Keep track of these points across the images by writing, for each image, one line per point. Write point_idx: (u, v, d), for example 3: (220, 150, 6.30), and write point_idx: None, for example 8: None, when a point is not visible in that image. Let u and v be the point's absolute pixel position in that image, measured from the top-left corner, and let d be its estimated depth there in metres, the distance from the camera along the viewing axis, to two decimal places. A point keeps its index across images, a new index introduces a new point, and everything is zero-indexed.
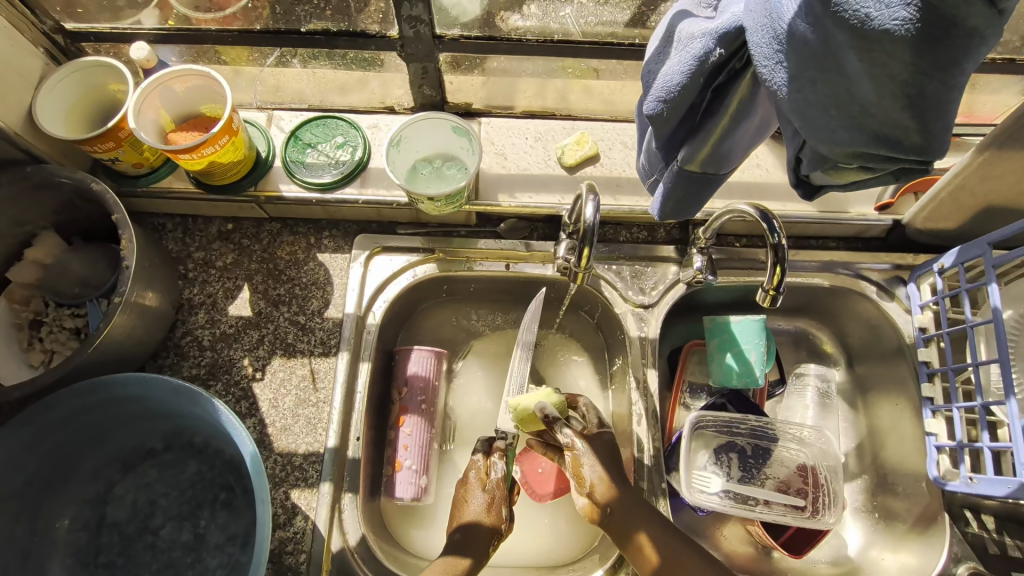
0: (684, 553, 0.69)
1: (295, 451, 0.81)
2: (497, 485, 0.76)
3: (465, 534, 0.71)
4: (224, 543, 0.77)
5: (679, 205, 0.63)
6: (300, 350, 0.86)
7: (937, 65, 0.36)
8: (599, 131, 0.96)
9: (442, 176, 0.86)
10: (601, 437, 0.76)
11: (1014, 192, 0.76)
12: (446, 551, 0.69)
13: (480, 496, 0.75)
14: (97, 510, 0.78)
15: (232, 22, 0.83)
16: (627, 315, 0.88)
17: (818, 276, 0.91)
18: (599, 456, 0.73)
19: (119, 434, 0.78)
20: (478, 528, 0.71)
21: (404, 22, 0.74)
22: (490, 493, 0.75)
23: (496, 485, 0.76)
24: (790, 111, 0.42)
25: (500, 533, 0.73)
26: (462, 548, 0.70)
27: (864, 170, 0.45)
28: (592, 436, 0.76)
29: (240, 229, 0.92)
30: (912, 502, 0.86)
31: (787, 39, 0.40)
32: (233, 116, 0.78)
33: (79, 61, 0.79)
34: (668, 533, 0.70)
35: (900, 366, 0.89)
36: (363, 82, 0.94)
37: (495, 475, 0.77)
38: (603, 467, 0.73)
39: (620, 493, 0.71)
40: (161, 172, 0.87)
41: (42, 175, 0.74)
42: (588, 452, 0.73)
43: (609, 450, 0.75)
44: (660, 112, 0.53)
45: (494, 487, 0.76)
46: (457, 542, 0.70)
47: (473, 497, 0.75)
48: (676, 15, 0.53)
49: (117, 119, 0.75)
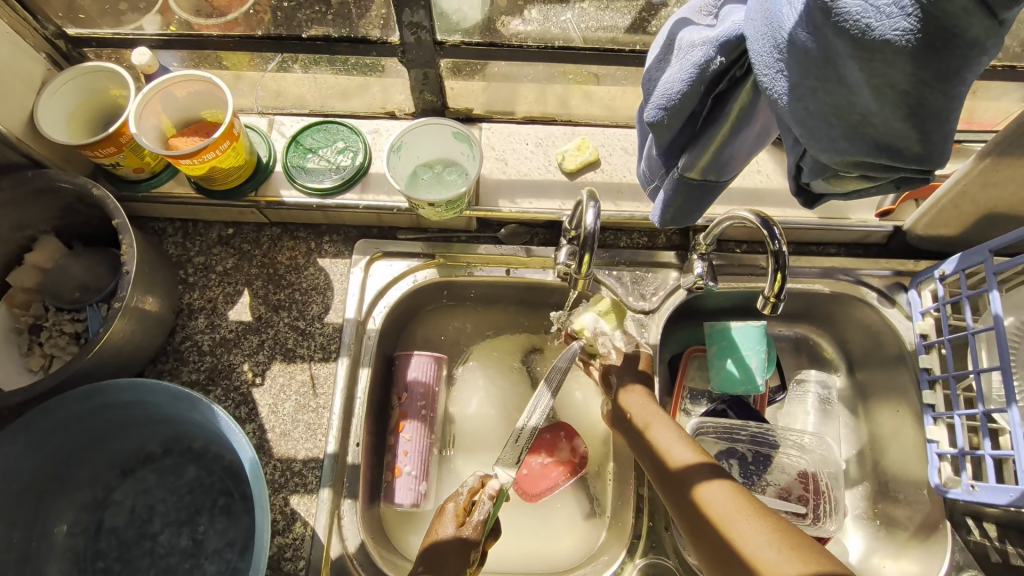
0: (698, 477, 0.67)
1: (295, 457, 0.80)
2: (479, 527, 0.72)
3: (433, 555, 0.70)
4: (222, 549, 0.77)
5: (679, 212, 0.63)
6: (300, 355, 0.85)
7: (936, 76, 0.35)
8: (600, 136, 0.96)
9: (443, 182, 0.87)
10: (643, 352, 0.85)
11: (1015, 199, 0.76)
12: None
13: (452, 525, 0.73)
14: (95, 515, 0.77)
15: (234, 27, 0.84)
16: (628, 320, 0.88)
17: (819, 282, 0.90)
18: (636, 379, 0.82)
19: (116, 440, 0.78)
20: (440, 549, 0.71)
21: (405, 28, 0.74)
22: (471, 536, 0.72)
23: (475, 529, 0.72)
24: (791, 120, 0.42)
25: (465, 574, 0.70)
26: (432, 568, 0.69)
27: (863, 179, 0.45)
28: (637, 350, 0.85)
29: (240, 233, 0.92)
30: (913, 509, 0.85)
31: (787, 49, 0.40)
32: (234, 121, 0.78)
33: (80, 66, 0.79)
34: (676, 447, 0.71)
35: (901, 373, 0.88)
36: (364, 87, 0.94)
37: (477, 517, 0.73)
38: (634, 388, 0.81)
39: (638, 397, 0.79)
40: (161, 176, 0.87)
41: (42, 180, 0.74)
42: (621, 363, 0.84)
43: (641, 362, 0.84)
44: (660, 120, 0.53)
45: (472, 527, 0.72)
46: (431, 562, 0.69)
47: (445, 522, 0.73)
48: (676, 24, 0.53)
49: (119, 124, 0.75)
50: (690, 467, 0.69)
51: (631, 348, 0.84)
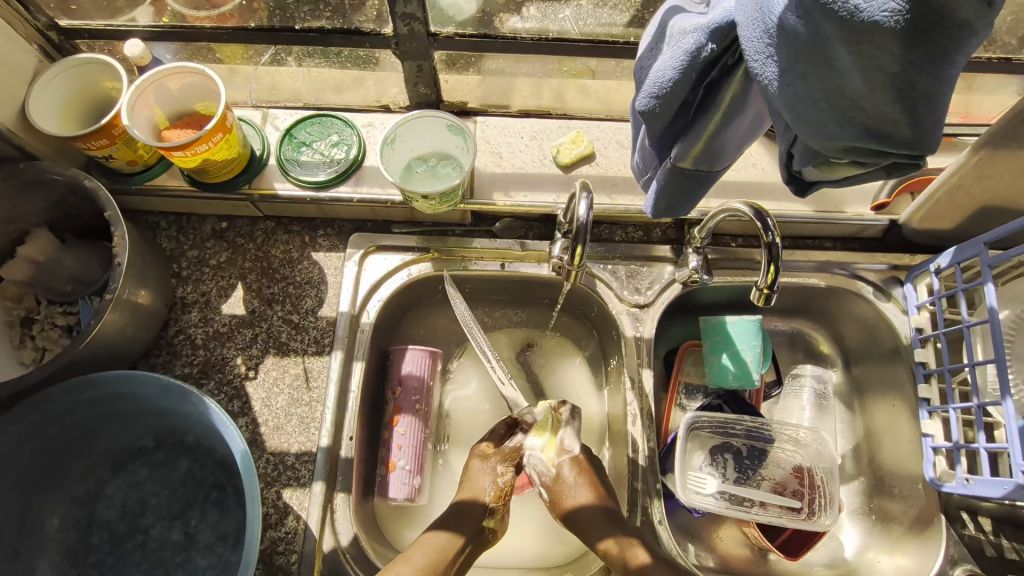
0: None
1: (288, 451, 0.80)
2: (508, 451, 0.80)
3: (460, 513, 0.73)
4: (214, 543, 0.76)
5: (672, 203, 0.62)
6: (294, 349, 0.85)
7: (926, 57, 0.35)
8: (595, 130, 0.96)
9: (437, 175, 0.86)
10: (578, 463, 0.78)
11: (1010, 192, 0.76)
12: (439, 528, 0.71)
13: (497, 479, 0.78)
14: (87, 509, 0.77)
15: (228, 18, 0.84)
16: (623, 314, 0.88)
17: (815, 276, 0.90)
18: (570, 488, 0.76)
19: (109, 433, 0.78)
20: (475, 509, 0.74)
21: (398, 19, 0.74)
22: (506, 464, 0.79)
23: (509, 453, 0.80)
24: (781, 105, 0.42)
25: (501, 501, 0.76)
26: (456, 525, 0.72)
27: (856, 164, 0.45)
28: (564, 464, 0.78)
29: (234, 228, 0.92)
30: (908, 503, 0.85)
31: (777, 32, 0.40)
32: (226, 113, 0.77)
33: (70, 60, 0.78)
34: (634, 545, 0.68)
35: (897, 368, 0.88)
36: (359, 81, 0.94)
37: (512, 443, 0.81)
38: (593, 532, 0.71)
39: (587, 503, 0.74)
40: (155, 169, 0.86)
41: (34, 172, 0.74)
42: (570, 489, 0.76)
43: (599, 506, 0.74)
44: (651, 108, 0.52)
45: (506, 457, 0.79)
46: (455, 518, 0.73)
47: (485, 480, 0.77)
48: (668, 11, 0.53)
49: (111, 115, 0.75)
50: (651, 564, 0.66)
51: (572, 479, 0.76)
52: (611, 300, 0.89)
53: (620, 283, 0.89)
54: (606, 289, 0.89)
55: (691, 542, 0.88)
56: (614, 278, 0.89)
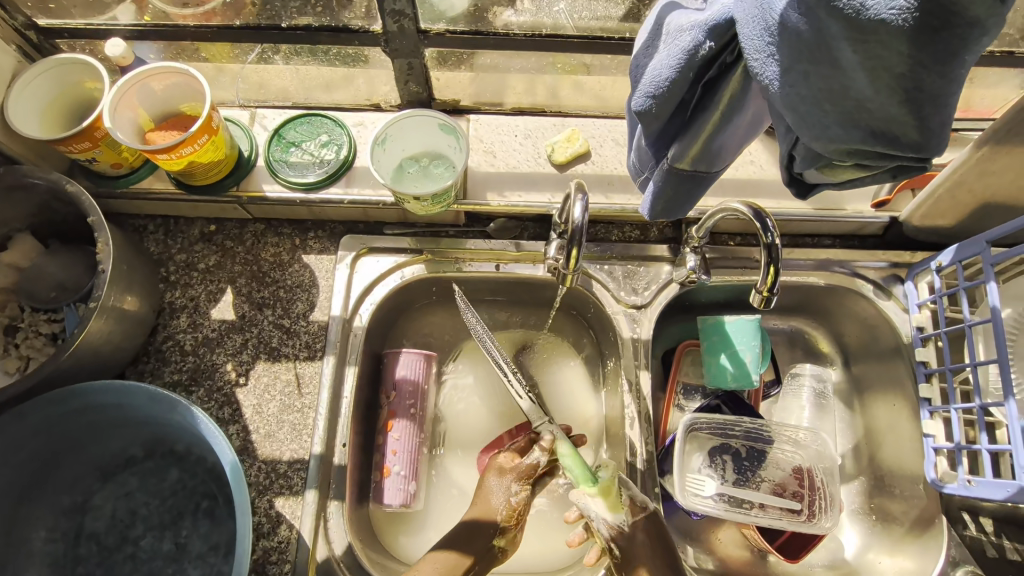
0: None
1: (280, 458, 0.79)
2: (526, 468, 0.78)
3: (466, 535, 0.73)
4: (206, 553, 0.75)
5: (669, 204, 0.61)
6: (285, 354, 0.84)
7: (934, 56, 0.34)
8: (590, 127, 0.94)
9: (430, 175, 0.84)
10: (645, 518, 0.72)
11: (1011, 189, 0.74)
12: (446, 547, 0.70)
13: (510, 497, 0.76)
14: (76, 520, 0.76)
15: (212, 17, 0.82)
16: (620, 315, 0.86)
17: (813, 274, 0.89)
18: (643, 547, 0.71)
19: (97, 443, 0.76)
20: (487, 529, 0.74)
21: (387, 16, 0.72)
22: (519, 480, 0.77)
23: (525, 470, 0.78)
24: (782, 106, 0.40)
25: (514, 516, 0.75)
26: (464, 545, 0.71)
27: (858, 167, 0.43)
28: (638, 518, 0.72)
29: (222, 230, 0.90)
30: (909, 504, 0.84)
31: (778, 31, 0.38)
32: (212, 114, 0.75)
33: (51, 60, 0.76)
34: None
35: (897, 366, 0.87)
36: (349, 79, 0.92)
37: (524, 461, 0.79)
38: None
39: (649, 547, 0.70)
40: (140, 172, 0.85)
41: (14, 176, 0.72)
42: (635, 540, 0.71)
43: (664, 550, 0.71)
44: (648, 108, 0.51)
45: (523, 474, 0.78)
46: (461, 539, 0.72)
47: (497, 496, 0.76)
48: (665, 7, 0.51)
49: (93, 118, 0.73)
50: None
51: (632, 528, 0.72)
52: (608, 301, 0.87)
53: (620, 284, 0.88)
54: (603, 291, 0.87)
55: (690, 544, 0.87)
56: (611, 279, 0.88)
